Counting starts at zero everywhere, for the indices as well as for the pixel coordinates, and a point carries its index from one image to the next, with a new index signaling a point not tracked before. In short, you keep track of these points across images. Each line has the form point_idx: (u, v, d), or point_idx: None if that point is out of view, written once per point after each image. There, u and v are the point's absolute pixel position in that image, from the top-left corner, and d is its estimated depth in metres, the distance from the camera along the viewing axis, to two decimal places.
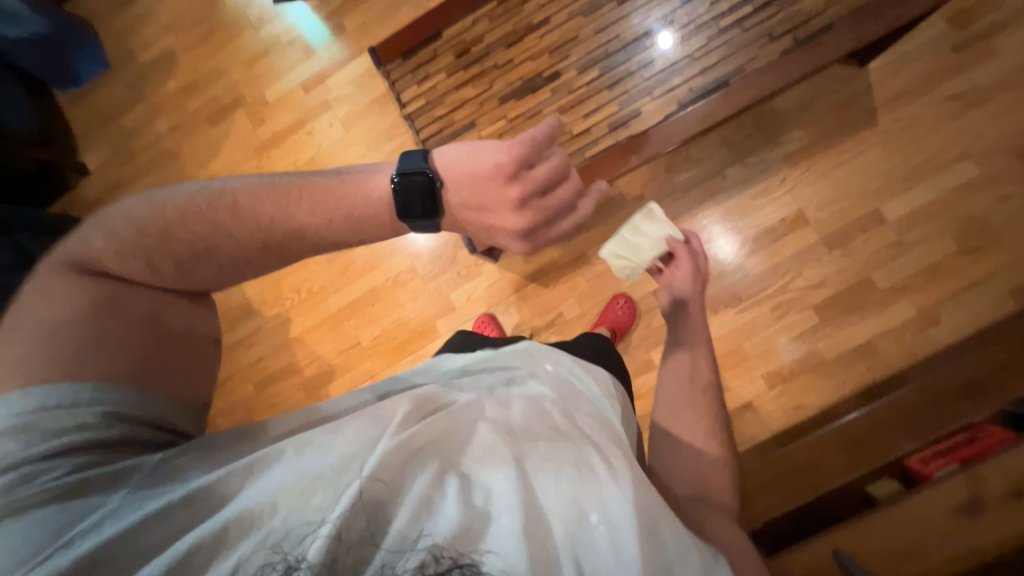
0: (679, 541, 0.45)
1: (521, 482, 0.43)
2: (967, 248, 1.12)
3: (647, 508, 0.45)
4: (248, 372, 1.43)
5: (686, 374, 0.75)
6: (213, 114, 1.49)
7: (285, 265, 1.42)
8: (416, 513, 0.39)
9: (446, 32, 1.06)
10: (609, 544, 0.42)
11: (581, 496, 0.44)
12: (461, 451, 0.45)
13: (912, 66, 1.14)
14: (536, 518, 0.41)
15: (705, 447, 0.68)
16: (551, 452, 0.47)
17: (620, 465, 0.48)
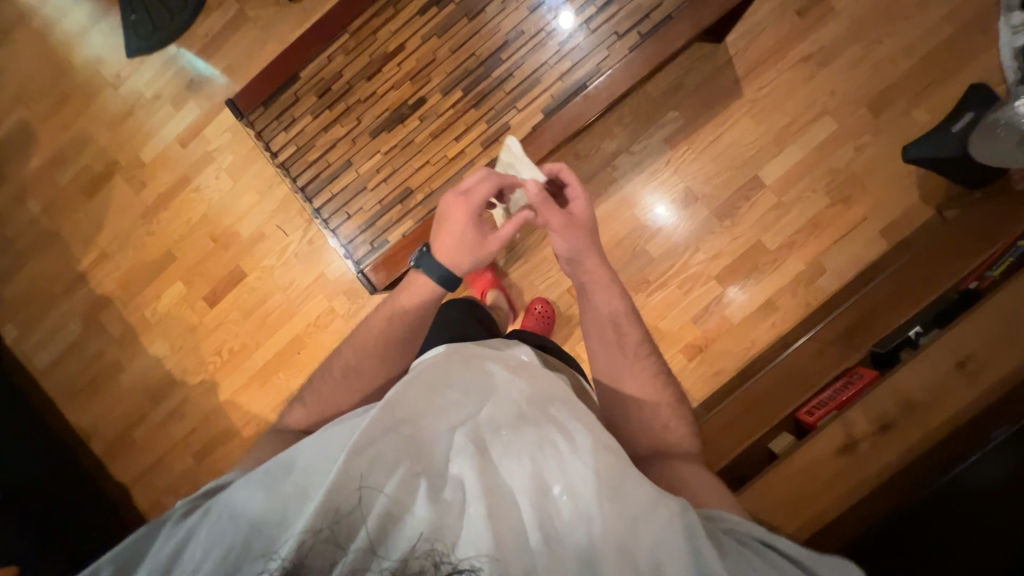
0: (647, 494, 0.52)
1: (484, 472, 0.53)
2: (840, 198, 1.20)
3: (606, 472, 0.53)
4: (184, 445, 1.38)
5: (615, 340, 0.75)
6: (88, 184, 1.39)
7: (200, 329, 1.37)
8: (404, 516, 0.50)
9: (303, 73, 1.03)
10: (569, 505, 0.52)
11: (540, 473, 0.54)
12: (436, 457, 0.55)
13: (765, 35, 1.20)
14: (498, 499, 0.51)
15: (658, 406, 0.72)
16: (515, 442, 0.56)
17: (580, 440, 0.56)
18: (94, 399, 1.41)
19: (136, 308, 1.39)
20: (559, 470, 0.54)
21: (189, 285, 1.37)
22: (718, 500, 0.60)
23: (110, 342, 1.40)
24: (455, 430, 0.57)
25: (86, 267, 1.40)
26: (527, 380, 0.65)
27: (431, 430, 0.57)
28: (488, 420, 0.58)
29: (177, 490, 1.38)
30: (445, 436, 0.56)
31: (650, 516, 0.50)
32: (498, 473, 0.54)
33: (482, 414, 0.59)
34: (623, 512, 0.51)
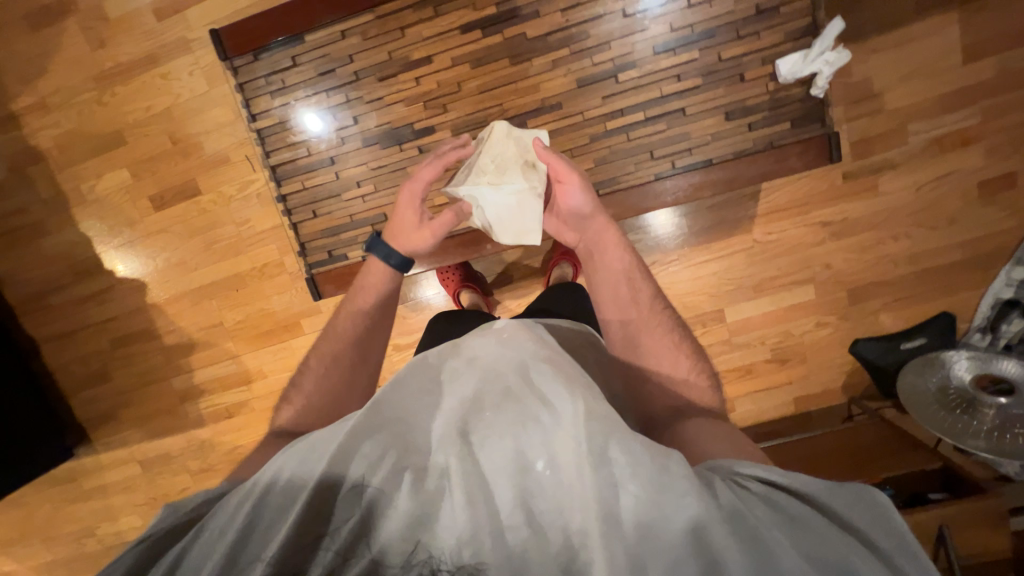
0: (634, 456, 0.40)
1: (460, 457, 0.42)
2: (779, 358, 1.27)
3: (594, 440, 0.41)
4: (103, 327, 1.39)
5: (630, 296, 0.70)
6: (35, 14, 1.18)
7: (139, 227, 1.30)
8: (387, 512, 0.42)
9: (309, 38, 0.88)
10: (556, 482, 0.41)
11: (524, 449, 0.42)
12: (404, 439, 0.45)
13: (800, 183, 1.15)
14: (482, 486, 0.41)
15: (676, 363, 0.67)
16: (494, 415, 0.44)
17: (566, 404, 0.43)
18: (11, 249, 1.35)
19: (72, 177, 1.28)
20: (550, 441, 0.42)
21: (135, 178, 1.26)
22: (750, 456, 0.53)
23: (38, 201, 1.31)
24: (430, 410, 0.47)
25: (21, 109, 1.25)
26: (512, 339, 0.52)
27: (405, 413, 0.47)
28: (466, 398, 0.46)
29: (90, 362, 1.43)
30: (421, 421, 0.46)
31: (646, 483, 0.40)
32: (478, 457, 0.42)
33: (457, 392, 0.47)
34: (619, 479, 0.40)
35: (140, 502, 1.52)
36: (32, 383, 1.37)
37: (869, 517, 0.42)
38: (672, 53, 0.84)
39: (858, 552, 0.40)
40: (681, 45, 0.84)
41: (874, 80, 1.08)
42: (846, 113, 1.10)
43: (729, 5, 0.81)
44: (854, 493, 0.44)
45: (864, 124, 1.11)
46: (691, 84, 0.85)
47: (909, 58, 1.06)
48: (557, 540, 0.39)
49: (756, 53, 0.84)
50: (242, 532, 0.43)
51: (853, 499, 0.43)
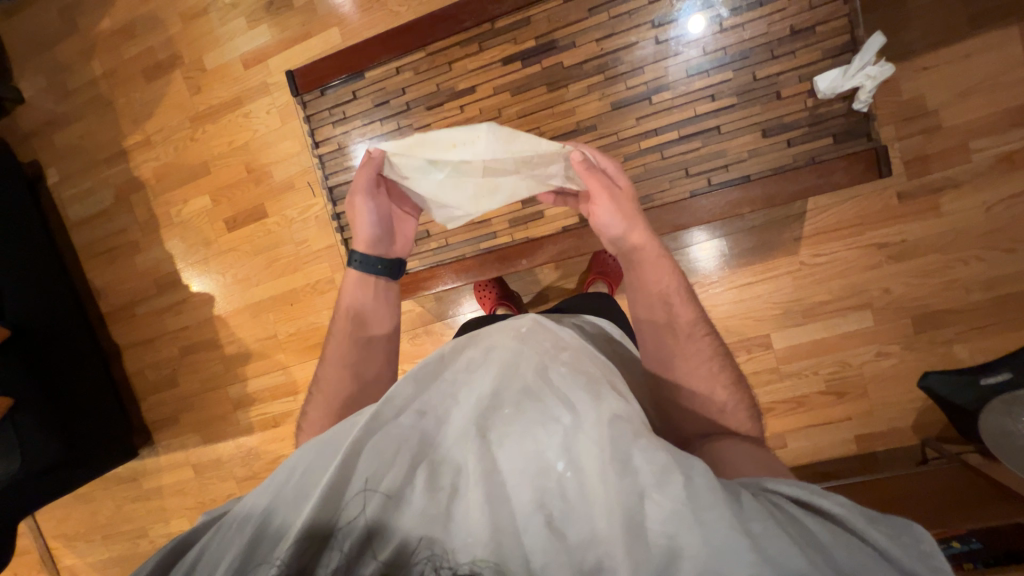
0: (657, 463, 0.41)
1: (480, 454, 0.42)
2: (835, 390, 1.17)
3: (615, 443, 0.42)
4: (175, 336, 1.54)
5: (664, 321, 0.68)
6: (150, 68, 1.41)
7: (213, 246, 1.45)
8: (402, 509, 0.42)
9: (369, 75, 1.00)
10: (577, 486, 0.41)
11: (544, 451, 0.42)
12: (422, 433, 0.46)
13: (850, 203, 1.10)
14: (500, 486, 0.41)
15: (712, 390, 0.65)
16: (516, 417, 0.45)
17: (586, 406, 0.45)
18: (109, 264, 1.55)
19: (164, 202, 1.47)
20: (570, 442, 0.42)
21: (214, 203, 1.43)
22: (780, 477, 0.52)
23: (135, 223, 1.51)
24: (449, 404, 0.48)
25: (131, 145, 1.47)
26: (532, 350, 0.53)
27: (426, 407, 0.48)
28: (485, 396, 0.47)
29: (161, 368, 1.58)
30: (441, 416, 0.47)
31: (670, 491, 0.39)
32: (497, 455, 0.43)
33: (478, 390, 0.48)
34: (641, 484, 0.40)
35: (190, 506, 1.60)
36: (111, 384, 1.52)
37: (918, 554, 0.39)
38: (706, 75, 0.87)
39: None
40: (714, 67, 0.86)
41: (927, 97, 1.04)
42: (897, 131, 1.07)
43: (763, 27, 0.84)
44: (895, 523, 0.42)
45: (919, 142, 1.06)
46: (725, 103, 0.87)
47: (966, 75, 1.02)
48: (578, 545, 0.39)
49: (792, 72, 0.85)
50: (267, 521, 0.44)
51: (892, 527, 0.42)
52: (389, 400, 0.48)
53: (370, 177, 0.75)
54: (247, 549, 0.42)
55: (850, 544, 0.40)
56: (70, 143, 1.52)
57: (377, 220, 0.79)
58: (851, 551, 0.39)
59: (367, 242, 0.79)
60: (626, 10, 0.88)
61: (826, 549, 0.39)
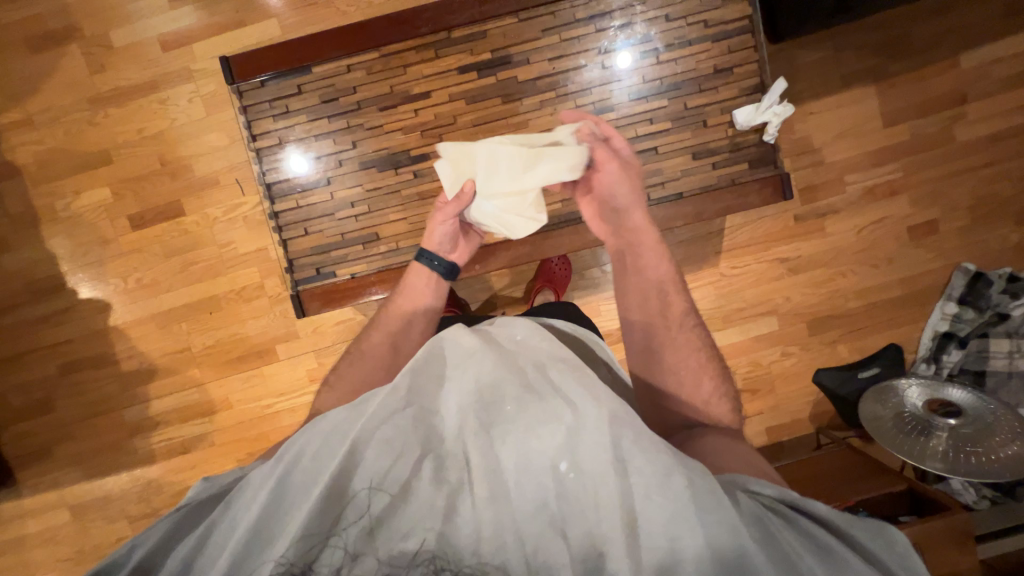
0: (659, 465, 0.41)
1: (482, 451, 0.42)
2: (749, 387, 1.32)
3: (618, 445, 0.41)
4: (52, 351, 1.30)
5: (656, 308, 0.72)
6: (35, 38, 1.21)
7: (111, 246, 1.26)
8: (405, 506, 0.41)
9: (316, 69, 0.96)
10: (578, 485, 0.41)
11: (546, 449, 0.42)
12: (425, 429, 0.44)
13: (758, 223, 1.27)
14: (502, 484, 0.41)
15: (699, 380, 0.68)
16: (517, 414, 0.43)
17: (590, 407, 0.43)
18: None
19: (47, 193, 1.25)
20: (573, 443, 0.42)
21: (115, 197, 1.25)
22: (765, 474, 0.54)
23: (4, 216, 1.26)
24: (449, 396, 0.45)
25: (3, 125, 1.24)
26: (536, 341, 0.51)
27: (429, 400, 0.46)
28: (487, 389, 0.45)
29: (31, 391, 1.32)
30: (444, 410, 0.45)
31: (670, 492, 0.40)
32: (498, 453, 0.42)
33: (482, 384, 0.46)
34: (641, 485, 0.40)
35: (63, 557, 1.33)
36: None
37: (888, 551, 0.41)
38: (645, 101, 0.96)
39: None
40: (652, 94, 0.96)
41: (813, 137, 1.25)
42: (793, 163, 1.26)
43: (692, 64, 0.95)
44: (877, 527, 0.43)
45: (809, 174, 1.26)
46: (662, 127, 0.97)
47: (841, 121, 1.25)
48: (576, 543, 0.40)
49: (715, 105, 0.97)
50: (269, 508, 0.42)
51: (872, 532, 0.42)
52: (392, 390, 0.46)
53: (457, 207, 0.77)
54: (251, 533, 0.41)
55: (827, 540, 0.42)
56: None
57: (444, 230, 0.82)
58: (834, 556, 0.40)
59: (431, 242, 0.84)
60: (576, 35, 0.95)
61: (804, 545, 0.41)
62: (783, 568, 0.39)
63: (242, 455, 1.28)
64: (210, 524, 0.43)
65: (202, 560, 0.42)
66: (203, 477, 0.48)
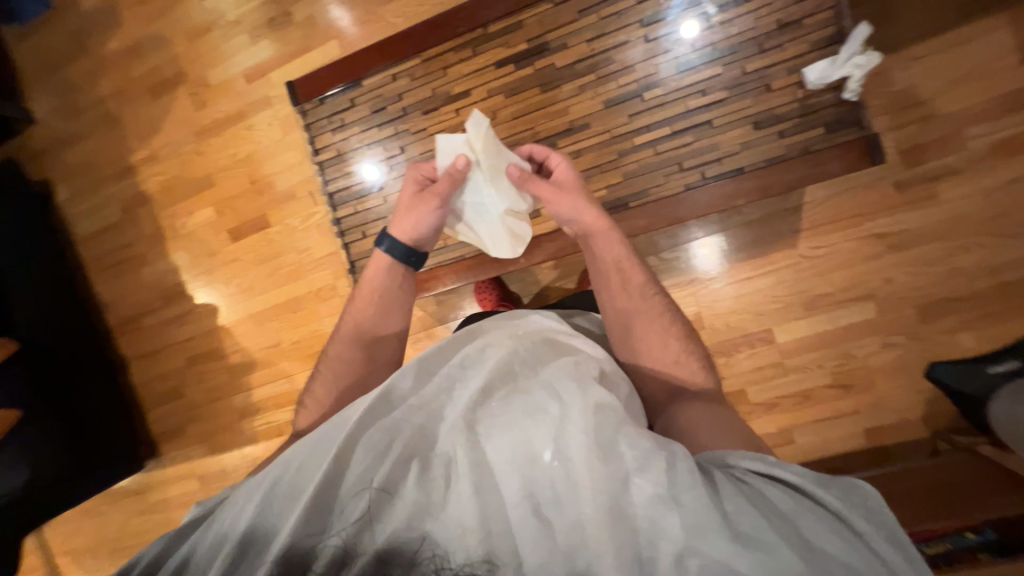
0: (641, 449, 0.42)
1: (469, 445, 0.43)
2: (841, 383, 1.16)
3: (599, 432, 0.43)
4: (180, 347, 1.56)
5: (616, 290, 0.70)
6: (156, 86, 1.45)
7: (217, 257, 1.47)
8: (392, 504, 0.42)
9: (366, 82, 1.02)
10: (563, 474, 0.41)
11: (532, 441, 0.43)
12: (414, 427, 0.47)
13: (846, 195, 1.11)
14: (488, 475, 0.42)
15: (666, 345, 0.67)
16: (503, 410, 0.46)
17: (572, 397, 0.46)
18: (116, 278, 1.58)
19: (169, 215, 1.50)
20: (558, 431, 0.43)
21: (218, 214, 1.45)
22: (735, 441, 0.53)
23: (142, 236, 1.53)
24: (438, 397, 0.49)
25: (137, 161, 1.51)
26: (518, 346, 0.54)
27: (418, 402, 0.49)
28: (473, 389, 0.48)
29: (167, 380, 1.59)
30: (432, 410, 0.48)
31: (652, 474, 0.40)
32: (485, 448, 0.43)
33: (467, 386, 0.49)
34: (625, 469, 0.41)
35: None
36: (117, 397, 1.53)
37: (873, 516, 0.41)
38: (696, 71, 0.88)
39: (856, 544, 0.39)
40: (704, 62, 0.88)
41: (918, 87, 1.05)
42: (891, 121, 1.07)
43: (750, 22, 0.85)
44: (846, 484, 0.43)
45: (914, 132, 1.07)
46: (716, 97, 0.88)
47: (957, 64, 1.03)
48: (567, 533, 0.40)
49: (782, 64, 0.86)
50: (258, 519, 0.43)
51: (848, 491, 0.42)
52: (380, 396, 0.49)
53: (450, 187, 0.77)
54: (242, 542, 0.43)
55: (816, 513, 0.40)
56: (79, 160, 1.56)
57: (426, 219, 0.79)
58: (819, 522, 0.40)
59: (406, 229, 0.79)
60: (615, 11, 0.90)
61: (789, 518, 0.40)
62: (773, 542, 0.37)
63: None
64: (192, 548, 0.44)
65: (193, 574, 0.44)
66: (198, 503, 0.52)
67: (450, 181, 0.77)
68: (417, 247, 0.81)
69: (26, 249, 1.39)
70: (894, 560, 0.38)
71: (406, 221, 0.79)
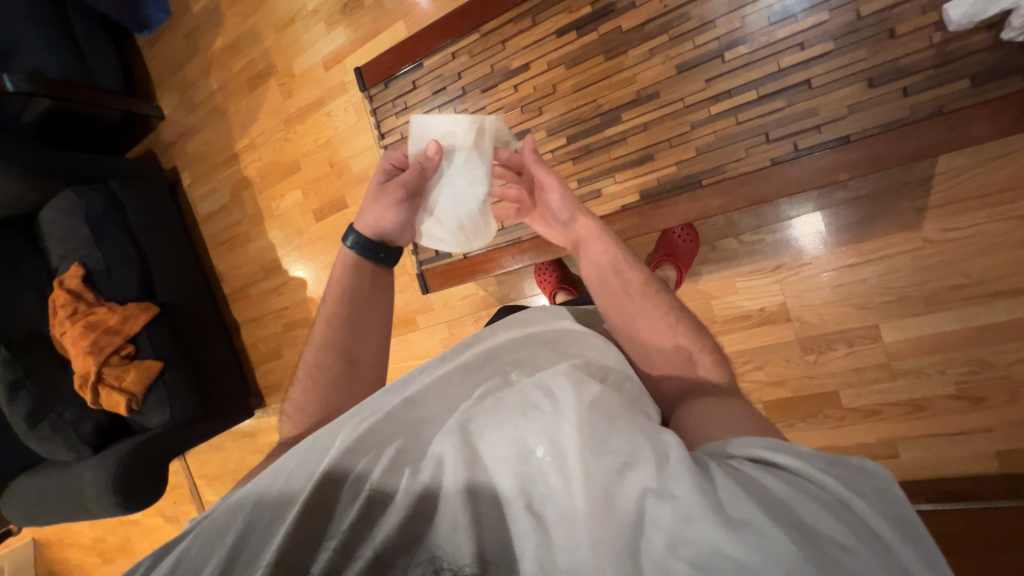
0: (634, 441, 0.38)
1: (458, 442, 0.41)
2: (969, 394, 0.96)
3: (590, 424, 0.39)
4: (278, 315, 1.77)
5: (617, 287, 0.67)
6: (252, 79, 1.60)
7: (305, 236, 1.63)
8: (382, 504, 0.40)
9: (427, 63, 1.02)
10: (557, 473, 0.37)
11: (523, 436, 0.39)
12: (405, 426, 0.46)
13: (999, 163, 0.88)
14: (478, 475, 0.39)
15: (671, 340, 0.62)
16: (493, 407, 0.43)
17: (564, 389, 0.42)
18: (228, 253, 1.82)
19: (267, 197, 1.68)
20: (551, 427, 0.39)
21: (305, 196, 1.59)
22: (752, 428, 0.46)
23: (246, 216, 1.74)
24: (428, 401, 0.48)
25: (240, 149, 1.69)
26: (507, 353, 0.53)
27: (407, 403, 0.48)
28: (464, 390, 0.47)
29: (269, 343, 1.82)
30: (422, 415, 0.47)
31: (647, 467, 0.36)
32: (475, 445, 0.40)
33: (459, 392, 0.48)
34: (620, 464, 0.37)
35: None
36: (232, 355, 1.80)
37: (867, 494, 0.37)
38: (793, 20, 0.74)
39: (860, 530, 0.34)
40: (805, 8, 0.73)
41: None
42: None
43: None
44: (849, 465, 0.39)
45: None
46: (818, 51, 0.74)
47: None
48: (565, 539, 0.35)
49: (914, 1, 0.68)
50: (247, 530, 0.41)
51: (848, 471, 0.38)
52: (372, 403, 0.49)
53: (418, 177, 0.71)
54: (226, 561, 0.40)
55: (812, 497, 0.35)
56: (197, 150, 1.80)
57: (393, 210, 0.74)
58: (818, 505, 0.35)
59: (374, 222, 0.75)
60: None
61: (786, 504, 0.35)
62: (767, 526, 0.32)
63: None
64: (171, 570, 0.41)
65: None
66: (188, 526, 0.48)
67: (421, 171, 0.72)
68: (385, 241, 0.77)
69: (161, 229, 1.65)
70: (902, 550, 0.33)
71: (377, 214, 0.74)
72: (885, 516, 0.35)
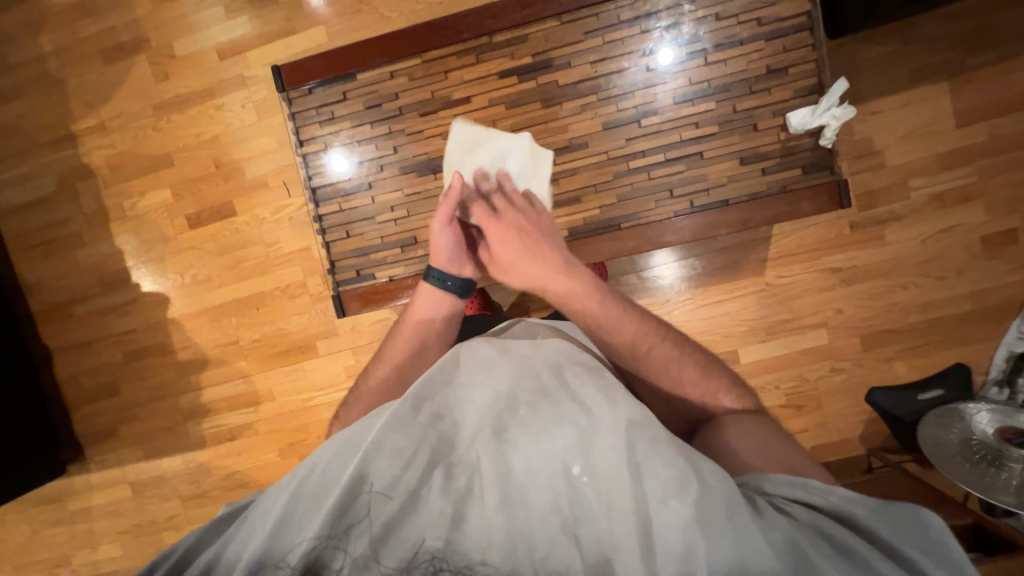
0: (677, 467, 0.41)
1: (495, 456, 0.43)
2: (794, 403, 1.25)
3: (633, 448, 0.42)
4: (119, 340, 1.41)
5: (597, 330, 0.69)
6: (110, 50, 1.31)
7: (171, 243, 1.35)
8: (417, 511, 0.42)
9: (360, 76, 0.98)
10: (593, 488, 0.41)
11: (561, 451, 0.43)
12: (439, 432, 0.46)
13: (807, 230, 1.20)
14: (513, 487, 0.42)
15: (702, 377, 0.67)
16: (531, 419, 0.45)
17: (603, 411, 0.45)
18: (44, 259, 1.40)
19: (117, 193, 1.35)
20: (585, 445, 0.43)
21: (176, 197, 1.33)
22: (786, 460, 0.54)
23: (81, 214, 1.37)
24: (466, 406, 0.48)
25: (81, 130, 1.35)
26: (544, 356, 0.53)
27: (442, 409, 0.48)
28: (502, 399, 0.47)
29: (101, 375, 1.43)
30: (457, 418, 0.47)
31: (687, 494, 0.40)
32: (512, 457, 0.43)
33: (495, 394, 0.48)
34: (657, 490, 0.40)
35: (125, 529, 1.44)
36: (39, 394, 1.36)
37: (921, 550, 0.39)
38: (690, 103, 0.92)
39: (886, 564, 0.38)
40: (699, 97, 0.92)
41: (875, 138, 1.17)
42: (850, 167, 1.18)
43: (743, 64, 0.91)
44: (898, 514, 0.42)
45: (868, 178, 1.18)
46: (708, 131, 0.93)
47: (907, 120, 1.15)
48: (593, 547, 0.39)
49: (768, 106, 0.92)
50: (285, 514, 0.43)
51: (903, 522, 0.41)
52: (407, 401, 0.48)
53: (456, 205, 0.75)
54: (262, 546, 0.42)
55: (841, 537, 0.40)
56: (9, 122, 1.37)
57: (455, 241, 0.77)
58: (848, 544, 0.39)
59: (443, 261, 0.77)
60: (620, 37, 0.92)
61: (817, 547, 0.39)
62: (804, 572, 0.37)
63: (283, 445, 1.35)
64: (220, 548, 0.44)
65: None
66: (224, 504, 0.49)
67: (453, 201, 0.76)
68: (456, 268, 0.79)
69: None
70: None
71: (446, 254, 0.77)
72: (919, 562, 0.38)
